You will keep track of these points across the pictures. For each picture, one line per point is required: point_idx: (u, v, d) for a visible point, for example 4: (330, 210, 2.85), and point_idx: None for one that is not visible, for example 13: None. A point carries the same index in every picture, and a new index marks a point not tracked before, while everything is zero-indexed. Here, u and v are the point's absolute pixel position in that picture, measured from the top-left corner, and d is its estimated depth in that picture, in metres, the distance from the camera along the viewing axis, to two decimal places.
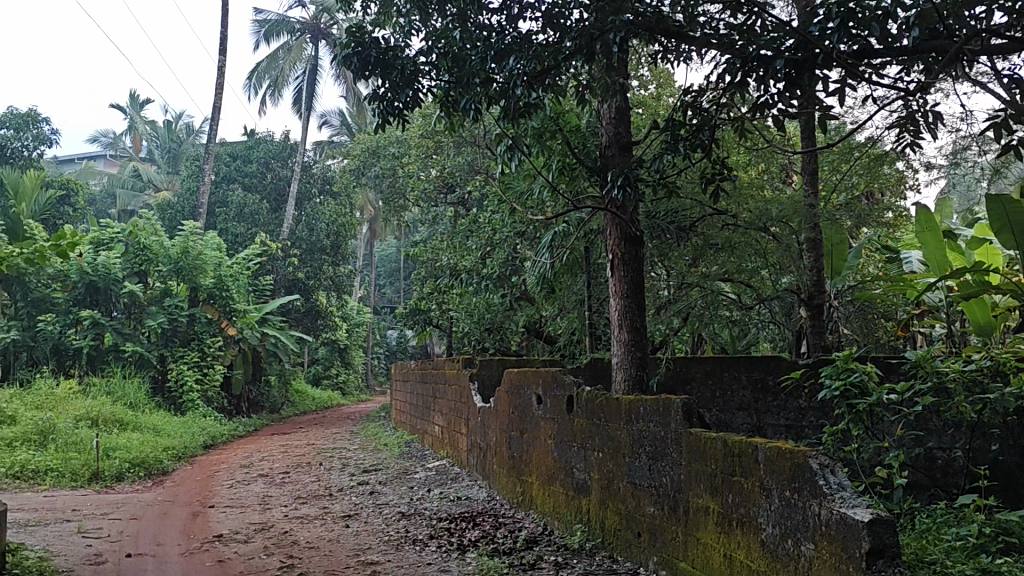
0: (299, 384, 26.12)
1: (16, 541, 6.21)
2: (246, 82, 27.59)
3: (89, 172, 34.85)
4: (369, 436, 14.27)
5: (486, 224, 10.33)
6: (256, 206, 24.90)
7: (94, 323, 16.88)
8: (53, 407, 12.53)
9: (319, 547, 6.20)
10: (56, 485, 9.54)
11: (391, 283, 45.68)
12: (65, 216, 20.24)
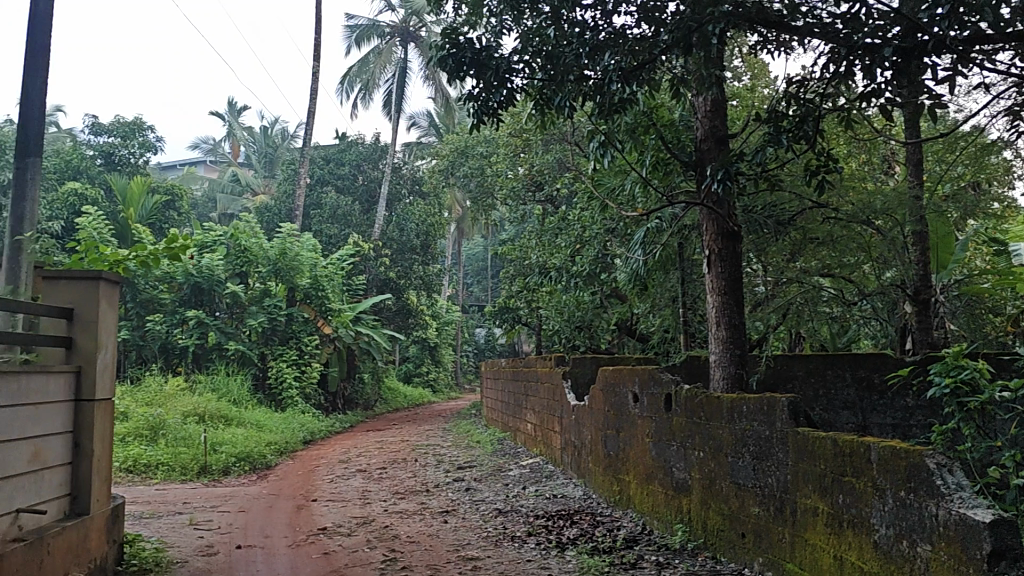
0: (391, 382, 26.59)
1: (133, 532, 6.52)
2: (337, 86, 28.24)
3: (190, 178, 36.18)
4: (462, 433, 14.43)
5: (576, 221, 10.33)
6: (348, 207, 25.47)
7: (199, 323, 17.52)
8: (162, 404, 13.07)
9: (420, 542, 6.29)
10: (167, 479, 9.92)
11: (479, 282, 46.16)
12: (170, 220, 21.06)
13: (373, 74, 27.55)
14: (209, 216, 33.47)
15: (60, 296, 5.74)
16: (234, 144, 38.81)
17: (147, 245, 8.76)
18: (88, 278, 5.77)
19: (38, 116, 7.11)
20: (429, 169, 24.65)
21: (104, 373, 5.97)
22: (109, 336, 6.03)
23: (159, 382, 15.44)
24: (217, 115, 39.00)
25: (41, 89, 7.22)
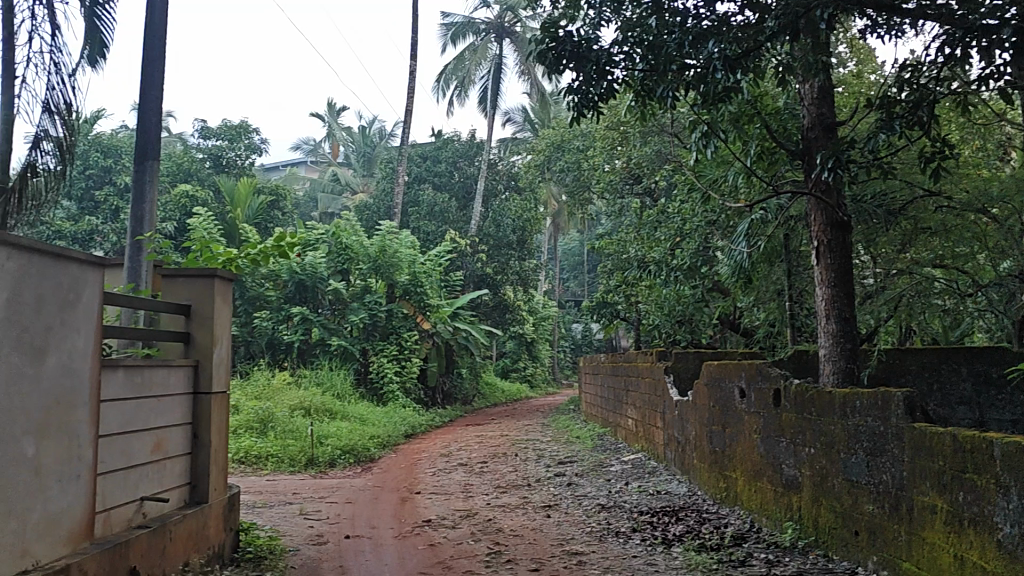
0: (489, 376, 26.84)
1: (248, 521, 6.78)
2: (434, 85, 28.72)
3: (292, 179, 37.33)
4: (562, 428, 14.45)
5: (676, 214, 10.23)
6: (445, 204, 25.82)
7: (303, 319, 18.08)
8: (270, 397, 13.54)
9: (523, 535, 6.35)
10: (277, 469, 10.27)
11: (576, 277, 46.18)
12: (275, 220, 21.74)
13: (469, 72, 27.83)
14: (310, 216, 34.46)
15: (178, 294, 6.01)
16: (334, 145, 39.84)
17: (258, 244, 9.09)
18: (205, 276, 6.01)
19: (157, 121, 7.46)
20: (524, 165, 24.74)
21: (220, 366, 6.27)
22: (224, 330, 6.30)
23: (267, 376, 16.00)
24: (318, 116, 40.16)
25: (158, 95, 7.56)
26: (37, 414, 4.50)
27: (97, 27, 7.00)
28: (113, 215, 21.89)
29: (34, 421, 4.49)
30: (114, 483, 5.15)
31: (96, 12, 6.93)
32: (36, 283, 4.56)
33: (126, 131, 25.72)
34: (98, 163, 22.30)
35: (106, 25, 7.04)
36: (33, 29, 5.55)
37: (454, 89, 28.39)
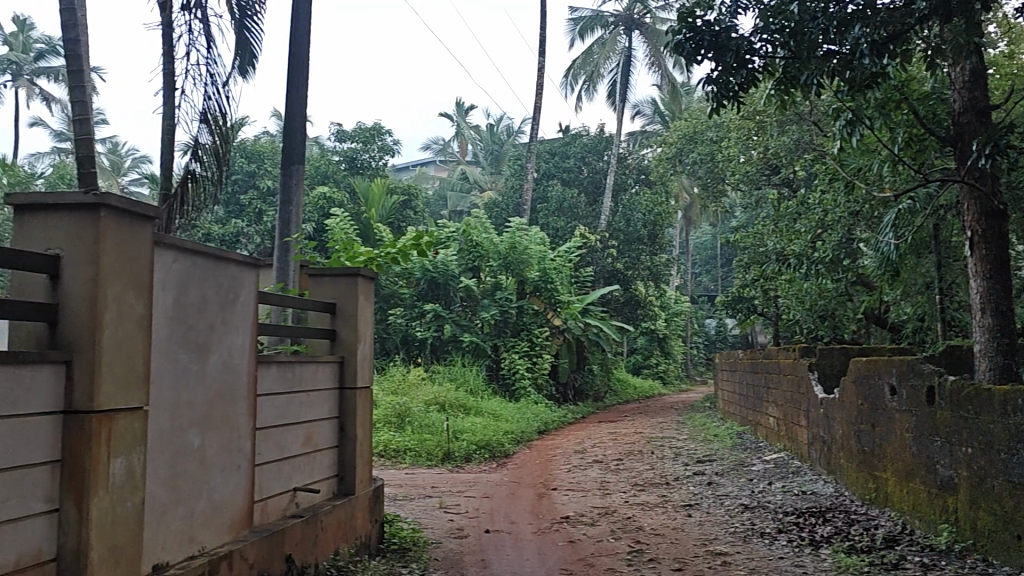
0: (620, 373, 26.71)
1: (393, 513, 7.06)
2: (562, 80, 28.86)
3: (423, 178, 38.25)
4: (698, 426, 14.24)
5: (816, 205, 9.91)
6: (574, 200, 25.94)
7: (436, 315, 18.51)
8: (406, 393, 13.96)
9: (665, 535, 6.44)
10: (416, 463, 10.55)
11: (708, 272, 45.48)
12: (407, 219, 22.30)
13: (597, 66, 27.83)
14: (441, 214, 35.25)
15: (323, 293, 6.32)
16: (463, 143, 40.58)
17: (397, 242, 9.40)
18: (348, 275, 6.29)
19: (302, 127, 7.87)
20: (654, 158, 24.48)
21: (364, 362, 6.55)
22: (366, 327, 6.57)
23: (404, 372, 16.50)
24: (446, 116, 41.05)
25: (303, 101, 7.95)
26: (201, 407, 4.88)
27: (246, 38, 7.33)
28: (257, 217, 23.02)
29: (199, 414, 4.87)
30: (271, 474, 5.49)
31: (245, 24, 7.26)
32: (199, 285, 4.95)
33: (267, 136, 27.00)
34: (242, 168, 23.51)
35: (254, 35, 7.35)
36: (189, 43, 5.85)
37: (583, 83, 28.46)
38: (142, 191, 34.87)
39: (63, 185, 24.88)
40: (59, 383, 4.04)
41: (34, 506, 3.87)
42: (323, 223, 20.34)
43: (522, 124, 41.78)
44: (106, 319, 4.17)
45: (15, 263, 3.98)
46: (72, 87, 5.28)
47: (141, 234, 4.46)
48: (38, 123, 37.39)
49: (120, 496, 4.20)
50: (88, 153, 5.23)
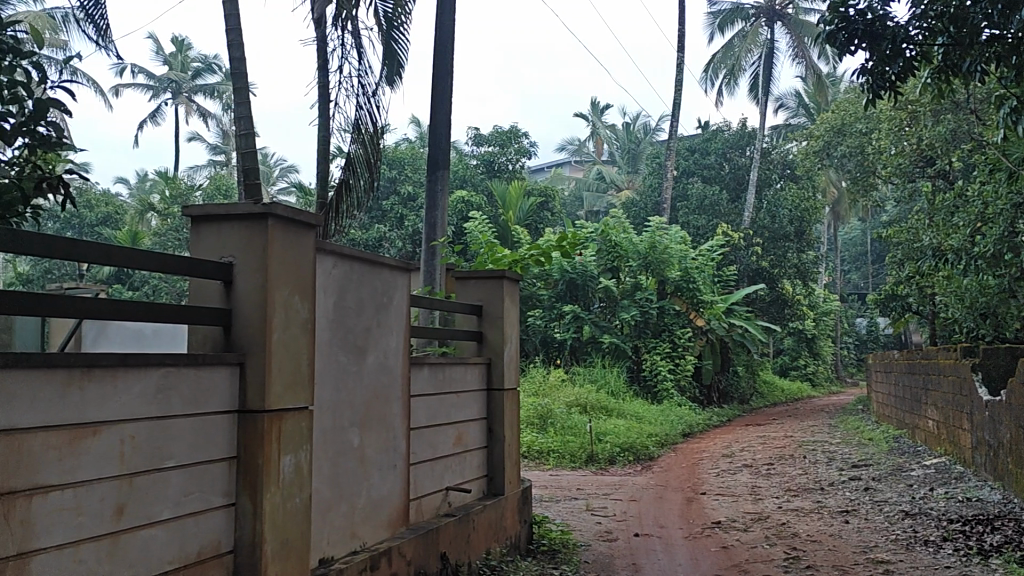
0: (766, 374, 26.05)
1: (544, 515, 7.65)
2: (702, 75, 28.52)
3: (559, 180, 38.51)
4: (851, 429, 13.71)
5: (975, 196, 9.31)
6: (716, 197, 25.69)
7: (575, 317, 18.69)
8: (548, 395, 14.34)
9: (822, 541, 6.54)
10: (560, 465, 11.13)
11: (858, 269, 43.77)
12: (545, 220, 22.49)
13: (739, 59, 27.26)
14: (578, 215, 35.41)
15: (471, 294, 6.55)
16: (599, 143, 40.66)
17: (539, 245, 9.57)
18: (495, 277, 6.45)
19: (446, 133, 8.18)
20: (798, 152, 23.77)
21: (510, 365, 6.74)
22: (513, 329, 6.73)
23: (545, 374, 16.79)
24: (583, 117, 41.34)
25: (446, 109, 8.29)
26: (360, 407, 5.16)
27: (394, 48, 7.54)
28: (398, 222, 23.86)
29: (359, 414, 5.15)
30: (425, 473, 5.74)
31: (392, 35, 7.46)
32: (357, 289, 5.24)
33: (408, 142, 27.87)
34: (385, 175, 24.43)
35: (401, 45, 7.56)
36: (342, 56, 6.07)
37: (723, 77, 28.00)
38: (291, 199, 36.71)
39: (220, 196, 26.56)
40: (234, 385, 4.45)
41: (213, 500, 4.31)
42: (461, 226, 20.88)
43: (660, 123, 41.51)
44: (275, 324, 4.51)
45: (194, 271, 4.34)
46: (237, 103, 5.58)
47: (305, 241, 4.77)
48: (196, 138, 39.96)
49: (290, 493, 4.54)
50: (252, 163, 5.51)
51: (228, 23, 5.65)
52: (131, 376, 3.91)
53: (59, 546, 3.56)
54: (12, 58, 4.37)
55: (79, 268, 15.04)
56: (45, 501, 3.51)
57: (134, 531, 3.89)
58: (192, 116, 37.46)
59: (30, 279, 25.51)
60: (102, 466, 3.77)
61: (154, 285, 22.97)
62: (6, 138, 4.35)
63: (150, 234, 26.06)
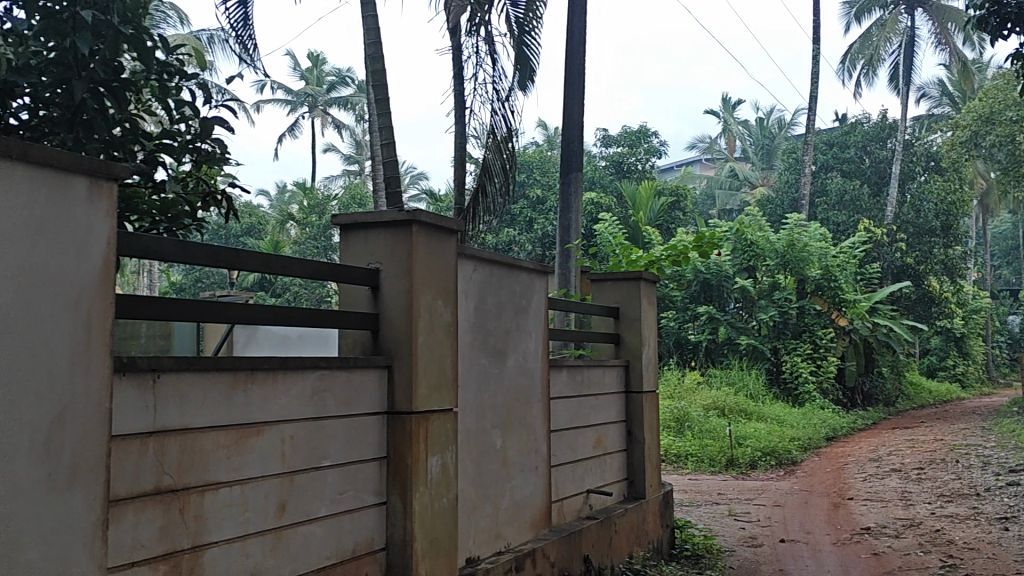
0: (913, 375, 24.85)
1: (687, 520, 7.84)
2: (838, 67, 27.56)
3: (689, 179, 37.87)
4: (1008, 433, 12.96)
5: None
6: (857, 191, 24.86)
7: (711, 318, 18.62)
8: (684, 399, 14.29)
9: (980, 549, 6.36)
10: (699, 469, 11.10)
11: (1012, 264, 41.09)
12: (675, 220, 22.24)
13: (878, 49, 26.12)
14: (708, 214, 34.84)
15: (608, 296, 6.81)
16: (730, 140, 39.89)
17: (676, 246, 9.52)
18: (632, 279, 6.69)
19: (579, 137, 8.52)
20: (943, 142, 22.57)
21: (648, 366, 6.96)
22: (651, 332, 6.97)
23: (680, 377, 16.66)
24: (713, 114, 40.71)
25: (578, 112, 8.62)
26: (502, 408, 5.27)
27: (526, 53, 7.62)
28: (527, 226, 24.23)
29: (501, 416, 5.27)
30: (567, 475, 5.90)
31: (524, 40, 7.55)
32: (497, 292, 5.32)
33: (535, 146, 28.12)
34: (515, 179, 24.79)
35: (533, 50, 7.63)
36: (476, 63, 6.17)
37: (861, 68, 26.97)
38: (421, 206, 37.68)
39: (356, 205, 27.60)
40: (383, 387, 4.64)
41: (366, 498, 4.50)
42: (589, 228, 20.94)
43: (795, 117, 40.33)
44: (420, 327, 4.65)
45: (344, 279, 4.52)
46: (379, 114, 5.76)
47: (447, 245, 4.88)
48: (332, 148, 41.61)
49: (438, 492, 4.69)
50: (394, 172, 5.68)
51: (369, 38, 5.83)
52: (289, 378, 4.15)
53: (229, 540, 3.80)
54: (177, 78, 4.67)
55: (232, 275, 16.03)
56: (216, 497, 3.76)
57: (295, 527, 4.11)
58: (328, 129, 39.07)
59: (183, 288, 27.24)
60: (266, 465, 4.00)
61: (295, 291, 24.10)
62: (172, 155, 4.67)
63: (291, 243, 27.38)
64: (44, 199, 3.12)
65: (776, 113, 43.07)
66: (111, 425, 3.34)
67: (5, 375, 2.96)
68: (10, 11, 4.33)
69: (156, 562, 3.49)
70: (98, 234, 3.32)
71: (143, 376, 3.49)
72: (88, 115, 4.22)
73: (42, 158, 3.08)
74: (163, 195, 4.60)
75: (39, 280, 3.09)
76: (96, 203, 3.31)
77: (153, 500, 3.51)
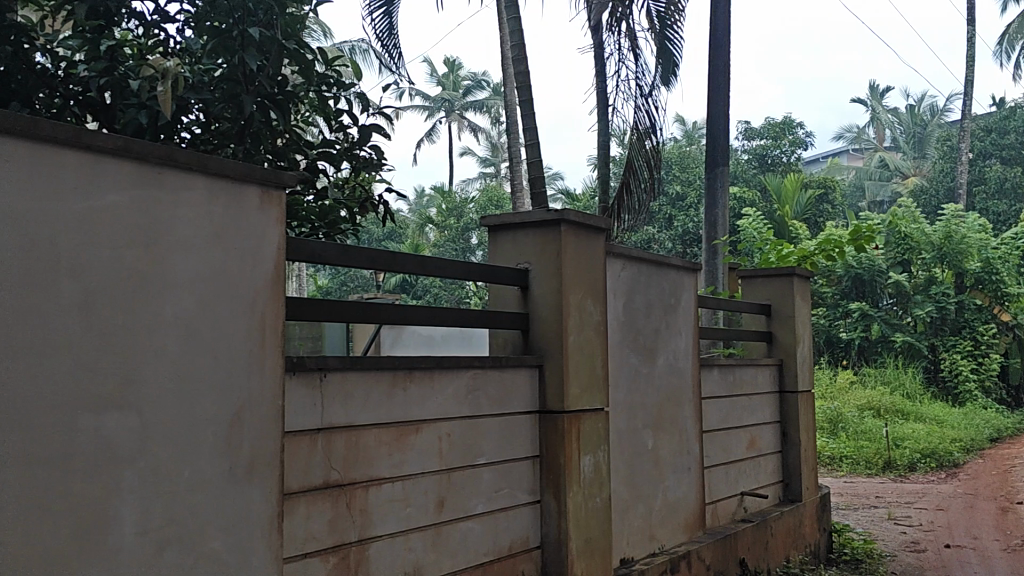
0: None
1: (844, 523, 7.57)
2: (997, 48, 25.85)
3: (836, 171, 36.35)
4: None
5: None
6: (1020, 178, 23.23)
7: (864, 314, 17.89)
8: (837, 399, 13.79)
9: None
10: (854, 472, 10.66)
11: None
12: (823, 214, 21.44)
13: None
14: (856, 206, 33.35)
15: (759, 294, 6.88)
16: (878, 129, 38.11)
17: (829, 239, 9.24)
18: (784, 275, 6.75)
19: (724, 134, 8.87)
20: None
21: (804, 364, 6.92)
22: (804, 328, 6.94)
23: (831, 376, 16.08)
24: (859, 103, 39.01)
25: (724, 110, 8.97)
26: (653, 409, 5.29)
27: (668, 48, 7.54)
28: (667, 223, 24.20)
29: (652, 416, 5.28)
30: (720, 477, 5.90)
31: (666, 35, 7.46)
32: (646, 290, 5.32)
33: (672, 141, 27.73)
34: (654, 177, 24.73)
35: (676, 44, 7.54)
36: (619, 61, 6.14)
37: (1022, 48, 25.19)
38: (557, 206, 37.81)
39: (493, 207, 27.87)
40: (535, 385, 4.69)
41: (521, 496, 4.55)
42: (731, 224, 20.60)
43: (950, 103, 38.07)
44: (571, 326, 4.66)
45: (494, 278, 4.58)
46: (524, 116, 5.81)
47: (596, 244, 4.87)
48: (469, 152, 42.41)
49: (591, 491, 4.71)
50: (538, 172, 5.72)
51: (513, 40, 5.89)
52: (445, 377, 4.23)
53: (392, 535, 3.91)
54: (335, 89, 4.86)
55: (378, 278, 16.60)
56: (379, 492, 3.88)
57: (453, 523, 4.19)
58: (466, 133, 39.87)
59: (330, 291, 28.44)
60: (425, 462, 4.10)
61: (435, 292, 24.73)
62: (332, 162, 4.88)
63: (432, 246, 28.16)
64: (222, 208, 3.30)
65: (929, 99, 40.76)
66: (283, 423, 3.50)
67: (190, 375, 3.15)
68: (184, 32, 4.61)
69: (326, 554, 3.63)
70: (270, 240, 3.48)
71: (312, 374, 3.64)
72: (256, 128, 4.48)
73: (219, 169, 3.26)
74: (323, 201, 4.83)
75: (217, 286, 3.26)
76: (267, 211, 3.47)
77: (322, 494, 3.65)
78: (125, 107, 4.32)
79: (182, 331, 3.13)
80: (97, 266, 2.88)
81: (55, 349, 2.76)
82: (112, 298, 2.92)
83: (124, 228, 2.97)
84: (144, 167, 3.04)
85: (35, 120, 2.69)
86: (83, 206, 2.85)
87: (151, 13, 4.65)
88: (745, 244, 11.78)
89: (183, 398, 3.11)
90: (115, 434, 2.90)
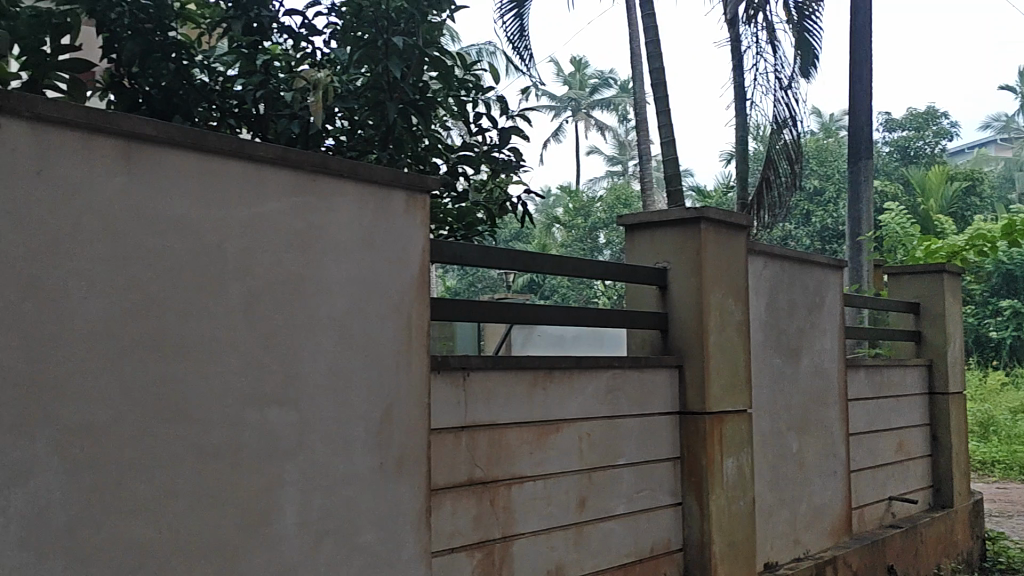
0: None
1: (998, 531, 7.16)
2: None
3: (982, 161, 34.35)
4: None
5: None
6: None
7: (1016, 313, 16.86)
8: (988, 401, 13.04)
9: None
10: (1007, 478, 10.01)
11: None
12: (971, 207, 20.31)
13: None
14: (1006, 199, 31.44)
15: (907, 291, 6.57)
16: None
17: (981, 232, 8.76)
18: (934, 271, 6.43)
19: (866, 129, 8.62)
20: None
21: (956, 365, 6.58)
22: (956, 327, 6.59)
23: (979, 376, 15.22)
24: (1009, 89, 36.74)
25: (866, 102, 8.66)
26: (796, 410, 5.14)
27: (807, 39, 7.30)
28: (804, 219, 23.67)
29: (794, 417, 5.13)
30: (866, 481, 5.67)
31: (805, 26, 7.23)
32: (788, 289, 5.18)
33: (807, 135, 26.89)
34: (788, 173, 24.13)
35: (815, 35, 7.30)
36: (756, 54, 6.01)
37: None
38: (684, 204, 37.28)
39: (620, 206, 27.72)
40: (675, 386, 4.63)
41: (661, 497, 4.51)
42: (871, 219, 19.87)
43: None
44: (712, 325, 4.58)
45: (633, 278, 4.55)
46: (660, 113, 5.75)
47: (736, 242, 4.77)
48: (595, 151, 42.23)
49: (734, 494, 4.62)
50: (675, 169, 5.65)
51: (649, 37, 5.84)
52: (585, 377, 4.24)
53: (535, 532, 3.95)
54: (474, 93, 4.95)
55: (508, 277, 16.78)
56: (522, 491, 3.92)
57: (595, 523, 4.20)
58: (592, 132, 39.79)
59: (459, 292, 28.95)
60: (567, 462, 4.12)
61: (562, 292, 24.78)
62: (471, 165, 4.97)
63: (559, 245, 28.24)
64: (371, 213, 3.42)
65: None
66: (430, 420, 3.59)
67: (345, 373, 3.28)
68: (330, 43, 4.79)
69: (472, 549, 3.71)
70: (416, 243, 3.58)
71: (456, 373, 3.72)
72: (399, 134, 4.61)
73: (368, 175, 3.38)
74: (462, 202, 4.94)
75: (367, 288, 3.38)
76: (413, 214, 3.56)
77: (467, 490, 3.72)
78: (277, 118, 4.54)
79: (336, 331, 3.26)
80: (260, 270, 3.03)
81: (224, 349, 2.92)
82: (275, 300, 3.07)
83: (283, 233, 3.11)
84: (301, 175, 3.18)
85: (203, 132, 2.85)
86: (247, 214, 3.00)
87: (300, 26, 4.86)
88: (889, 240, 11.31)
89: (338, 396, 3.24)
90: (276, 430, 3.04)
